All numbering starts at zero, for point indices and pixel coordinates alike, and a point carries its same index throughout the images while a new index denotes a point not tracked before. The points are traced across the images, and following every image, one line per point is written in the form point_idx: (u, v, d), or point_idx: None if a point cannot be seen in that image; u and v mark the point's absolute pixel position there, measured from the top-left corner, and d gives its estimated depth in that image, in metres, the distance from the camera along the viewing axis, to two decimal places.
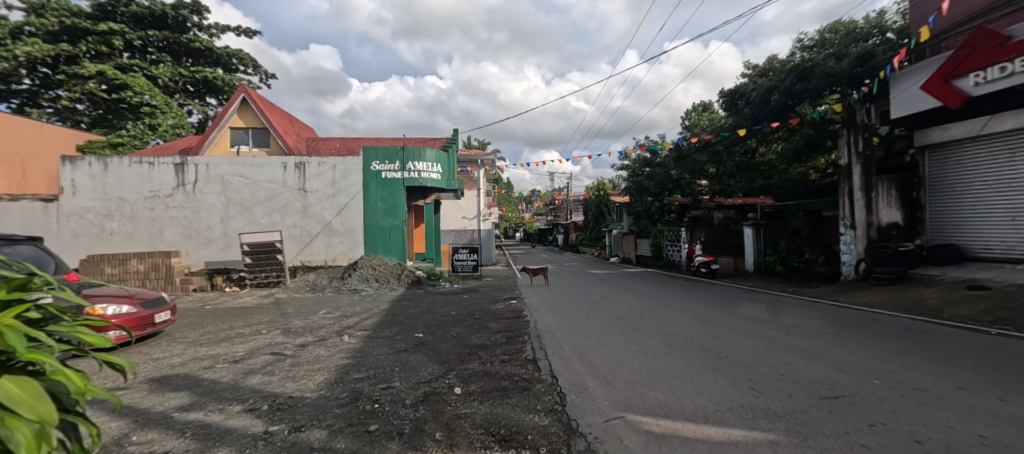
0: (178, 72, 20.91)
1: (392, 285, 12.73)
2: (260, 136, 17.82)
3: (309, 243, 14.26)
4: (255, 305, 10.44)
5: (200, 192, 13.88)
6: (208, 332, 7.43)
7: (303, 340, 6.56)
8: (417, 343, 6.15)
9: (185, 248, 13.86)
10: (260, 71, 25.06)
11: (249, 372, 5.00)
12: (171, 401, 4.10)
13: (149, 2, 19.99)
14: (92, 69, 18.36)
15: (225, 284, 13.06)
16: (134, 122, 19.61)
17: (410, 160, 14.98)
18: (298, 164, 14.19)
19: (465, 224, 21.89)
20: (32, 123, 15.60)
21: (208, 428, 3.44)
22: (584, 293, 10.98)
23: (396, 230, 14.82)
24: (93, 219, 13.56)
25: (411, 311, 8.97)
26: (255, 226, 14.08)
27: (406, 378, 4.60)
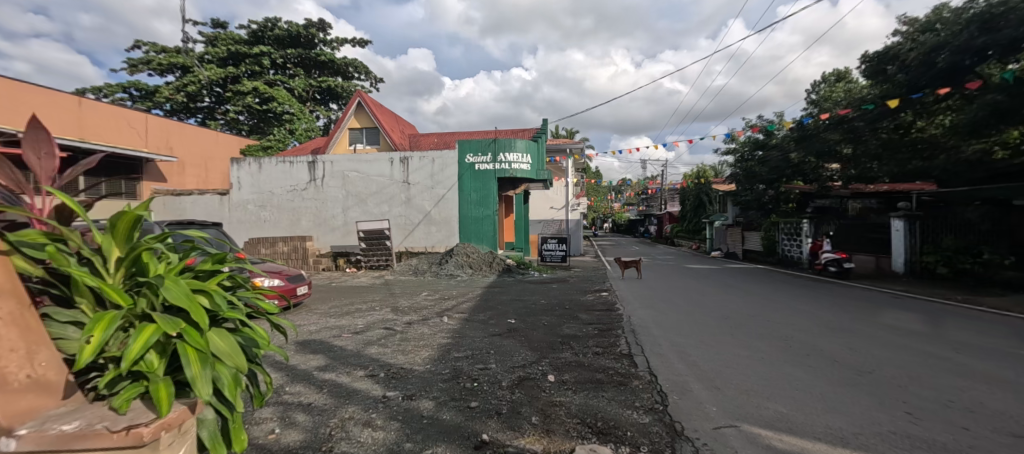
0: (309, 84, 23.78)
1: (484, 272, 13.22)
2: (372, 135, 19.54)
3: (411, 231, 15.35)
4: (368, 284, 11.54)
5: (326, 187, 15.63)
6: (335, 305, 8.38)
7: (409, 318, 7.12)
8: (509, 329, 6.33)
9: (316, 234, 15.72)
10: (371, 77, 27.49)
11: (368, 343, 5.56)
12: (311, 361, 4.78)
13: (288, 25, 23.10)
14: (249, 86, 21.48)
15: (346, 265, 14.63)
16: (279, 128, 22.39)
17: (501, 152, 15.29)
18: (403, 159, 15.29)
19: (554, 214, 21.88)
20: (209, 133, 18.53)
21: (339, 387, 4.01)
22: (683, 288, 10.37)
23: (488, 220, 15.18)
24: (252, 209, 16.01)
25: (502, 297, 9.28)
26: (368, 216, 15.46)
27: (501, 361, 4.75)
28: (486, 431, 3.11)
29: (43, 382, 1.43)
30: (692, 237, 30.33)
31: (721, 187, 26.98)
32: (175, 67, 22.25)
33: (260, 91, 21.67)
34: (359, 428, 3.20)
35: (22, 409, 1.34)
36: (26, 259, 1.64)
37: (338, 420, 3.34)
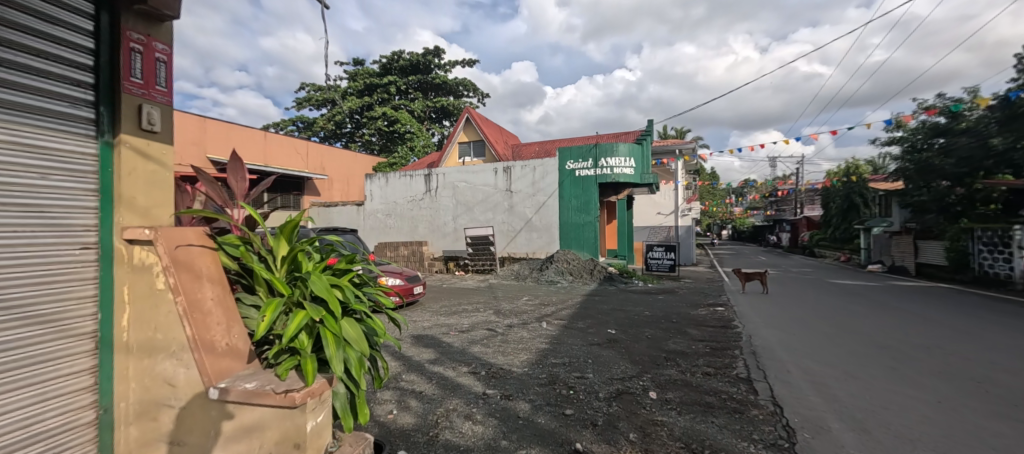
0: (427, 105, 25.95)
1: (585, 279, 12.99)
2: (479, 148, 20.57)
3: (513, 237, 15.72)
4: (475, 287, 12.10)
5: (439, 197, 16.79)
6: (446, 306, 8.94)
7: (510, 321, 7.26)
8: (609, 339, 6.08)
9: (431, 240, 16.95)
10: (479, 93, 29.03)
11: (472, 341, 5.79)
12: (423, 353, 5.15)
13: (410, 55, 25.70)
14: (378, 111, 24.16)
15: (456, 269, 15.58)
16: (401, 147, 24.61)
17: (603, 157, 14.93)
18: (506, 168, 15.78)
19: (662, 220, 20.76)
20: (349, 153, 21.00)
21: (446, 380, 4.23)
22: (818, 308, 9.02)
23: (588, 226, 14.84)
24: (380, 218, 17.88)
25: (603, 306, 9.00)
26: (474, 223, 16.22)
27: (598, 371, 4.57)
28: (580, 440, 3.01)
29: (240, 350, 1.98)
30: (838, 247, 26.06)
31: (886, 187, 22.86)
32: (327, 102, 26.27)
33: (387, 115, 24.22)
34: (461, 420, 3.34)
35: (222, 368, 1.87)
36: (226, 255, 2.19)
37: (444, 409, 3.54)
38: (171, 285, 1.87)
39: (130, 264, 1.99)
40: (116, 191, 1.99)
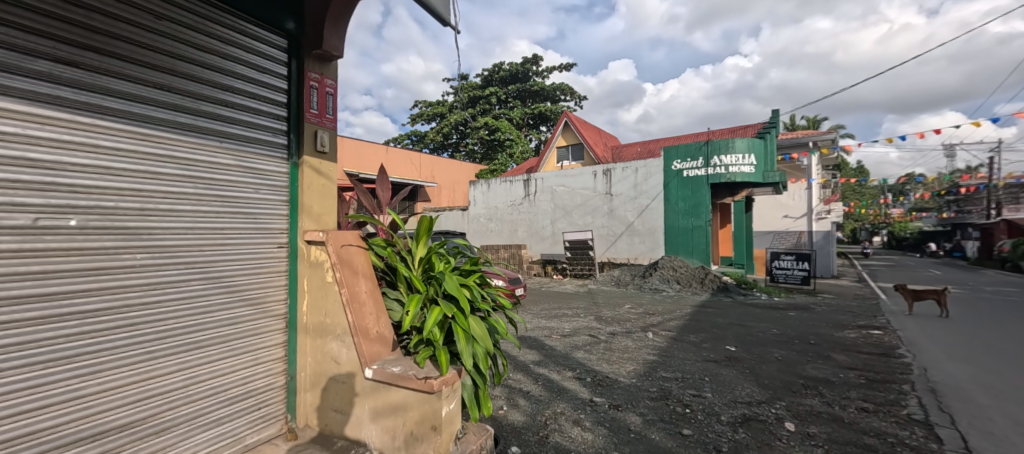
0: (525, 112, 26.57)
1: (695, 289, 12.05)
2: (577, 151, 20.40)
3: (614, 241, 15.23)
4: (574, 292, 11.94)
5: (538, 201, 16.98)
6: (545, 308, 9.03)
7: (613, 329, 7.00)
8: (728, 356, 5.54)
9: (529, 243, 17.17)
10: (577, 96, 28.90)
11: (575, 346, 5.69)
12: (527, 355, 5.25)
13: (511, 65, 27.24)
14: (480, 121, 25.27)
15: (553, 272, 15.72)
16: (502, 154, 25.31)
17: (715, 155, 13.73)
18: (606, 171, 15.38)
19: (789, 224, 18.54)
20: (455, 162, 22.32)
21: (552, 383, 4.26)
22: (1023, 337, 7.15)
23: (699, 230, 13.64)
24: (483, 222, 18.62)
25: (719, 320, 8.21)
26: (573, 227, 16.06)
27: (718, 392, 4.16)
28: None
29: (385, 338, 2.71)
30: None
31: None
32: (437, 115, 28.34)
33: (488, 124, 25.17)
34: (569, 425, 3.37)
35: (375, 353, 2.60)
36: (375, 255, 3.23)
37: (552, 412, 3.60)
38: (337, 278, 2.64)
39: (309, 260, 2.82)
40: (301, 203, 2.88)
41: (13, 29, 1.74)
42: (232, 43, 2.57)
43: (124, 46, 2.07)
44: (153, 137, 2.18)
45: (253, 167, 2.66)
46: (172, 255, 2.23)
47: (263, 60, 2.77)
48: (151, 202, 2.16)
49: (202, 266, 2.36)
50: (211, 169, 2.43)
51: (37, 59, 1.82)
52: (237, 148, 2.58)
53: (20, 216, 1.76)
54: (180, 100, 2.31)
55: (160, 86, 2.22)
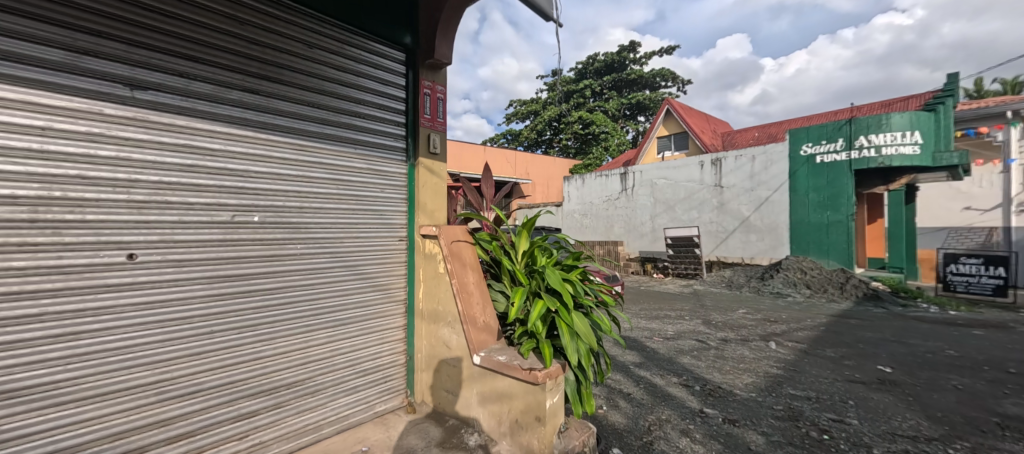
0: (621, 103, 25.71)
1: (831, 297, 10.37)
2: (681, 139, 19.09)
3: (725, 239, 13.97)
4: (677, 293, 11.14)
5: (637, 195, 16.23)
6: (643, 308, 8.63)
7: (724, 335, 6.40)
8: (880, 379, 4.68)
9: (627, 240, 16.54)
10: (679, 82, 27.24)
11: (680, 351, 5.30)
12: (627, 355, 5.06)
13: (605, 56, 26.98)
14: (574, 115, 24.95)
15: (653, 271, 15.02)
16: (597, 148, 24.65)
17: (861, 134, 11.60)
18: (716, 160, 14.07)
19: (970, 218, 15.63)
20: (548, 158, 22.39)
21: (655, 388, 4.01)
22: None
23: (836, 226, 11.88)
24: (578, 217, 18.39)
25: (866, 334, 6.98)
26: (677, 222, 15.12)
27: (869, 420, 3.53)
28: None
29: (490, 328, 3.06)
30: None
31: None
32: (531, 113, 28.67)
33: (583, 118, 24.68)
34: (676, 433, 3.14)
35: (480, 340, 2.94)
36: (482, 248, 3.47)
37: (656, 417, 3.39)
38: (450, 269, 3.08)
39: (424, 252, 3.34)
40: (418, 199, 3.43)
41: (216, 68, 2.43)
42: (363, 62, 3.17)
43: (288, 74, 2.73)
44: (311, 148, 2.84)
45: (379, 170, 3.26)
46: (321, 246, 2.88)
47: (386, 74, 3.33)
48: (308, 203, 2.81)
49: (343, 254, 2.99)
50: (348, 174, 3.05)
51: (231, 90, 2.49)
52: (367, 153, 3.18)
53: (224, 212, 2.45)
54: (326, 115, 2.94)
55: (312, 103, 2.85)
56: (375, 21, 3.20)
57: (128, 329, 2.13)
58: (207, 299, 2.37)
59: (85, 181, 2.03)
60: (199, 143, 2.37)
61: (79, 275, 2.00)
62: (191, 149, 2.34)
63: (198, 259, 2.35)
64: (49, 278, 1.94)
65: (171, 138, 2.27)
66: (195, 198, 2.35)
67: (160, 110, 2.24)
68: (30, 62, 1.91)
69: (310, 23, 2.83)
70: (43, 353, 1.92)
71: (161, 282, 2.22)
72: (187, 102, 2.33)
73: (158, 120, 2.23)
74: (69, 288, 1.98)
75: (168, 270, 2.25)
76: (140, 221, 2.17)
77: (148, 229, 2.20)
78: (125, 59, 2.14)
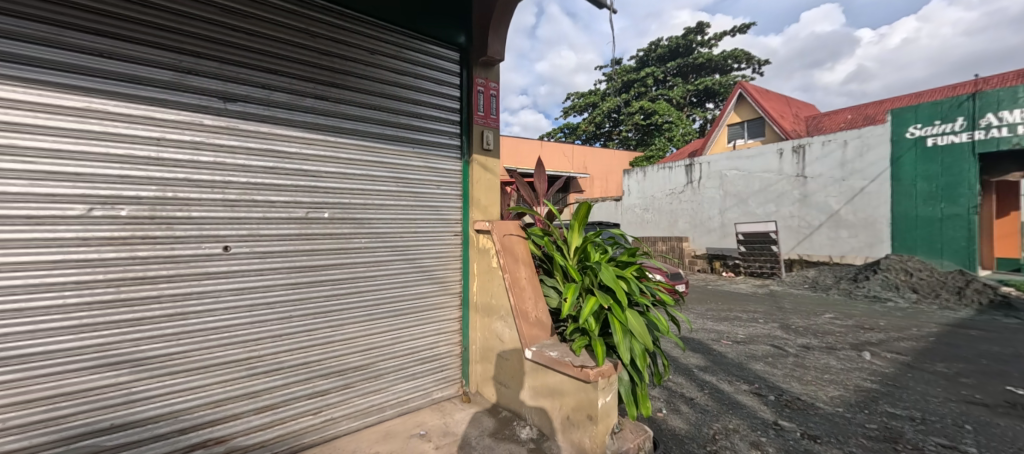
0: (687, 90, 24.59)
1: (948, 305, 8.88)
2: (756, 126, 17.70)
3: (809, 235, 12.59)
4: (750, 293, 10.41)
5: (703, 188, 15.38)
6: (710, 308, 8.19)
7: (806, 342, 5.86)
8: (1008, 402, 3.98)
9: (692, 236, 15.81)
10: (754, 64, 25.43)
11: (752, 357, 4.94)
12: (691, 358, 4.81)
13: (669, 41, 26.44)
14: (635, 106, 24.22)
15: (722, 269, 14.04)
16: (659, 138, 23.70)
17: (987, 111, 9.90)
18: (797, 148, 12.68)
19: None
20: (607, 151, 21.83)
21: (722, 394, 3.76)
22: None
23: (953, 220, 10.28)
24: (637, 212, 17.92)
25: (985, 348, 6.05)
26: (750, 216, 14.03)
27: (990, 448, 3.02)
28: None
29: (542, 323, 3.00)
30: None
31: None
32: (590, 105, 28.18)
33: (644, 108, 23.94)
34: (745, 446, 2.90)
35: (532, 335, 2.89)
36: (533, 245, 3.41)
37: (722, 426, 3.17)
38: (501, 264, 3.05)
39: (477, 247, 3.34)
40: (472, 196, 3.45)
41: (293, 78, 2.63)
42: (422, 64, 3.25)
43: (355, 80, 2.89)
44: (374, 148, 2.97)
45: (436, 167, 3.31)
46: (383, 241, 3.00)
47: (443, 75, 3.38)
48: (372, 200, 2.95)
49: (403, 248, 3.10)
50: (408, 171, 3.14)
51: (305, 98, 2.68)
52: (424, 152, 3.24)
53: (299, 209, 2.65)
54: (389, 117, 3.06)
55: (376, 107, 2.99)
56: (432, 22, 3.25)
57: (221, 315, 2.39)
58: (285, 287, 2.59)
59: (191, 183, 2.32)
60: (279, 147, 2.59)
61: (187, 263, 2.30)
62: (270, 153, 2.56)
63: (281, 252, 2.58)
64: (164, 266, 2.24)
65: (256, 143, 2.51)
66: (277, 197, 2.58)
67: (247, 119, 2.48)
68: (145, 83, 2.20)
69: (373, 32, 2.98)
70: (160, 330, 2.23)
71: (250, 272, 2.48)
72: (269, 111, 2.55)
73: (246, 128, 2.47)
74: (179, 275, 2.28)
75: (255, 261, 2.50)
76: (233, 218, 2.44)
77: (239, 226, 2.46)
78: (217, 75, 2.39)
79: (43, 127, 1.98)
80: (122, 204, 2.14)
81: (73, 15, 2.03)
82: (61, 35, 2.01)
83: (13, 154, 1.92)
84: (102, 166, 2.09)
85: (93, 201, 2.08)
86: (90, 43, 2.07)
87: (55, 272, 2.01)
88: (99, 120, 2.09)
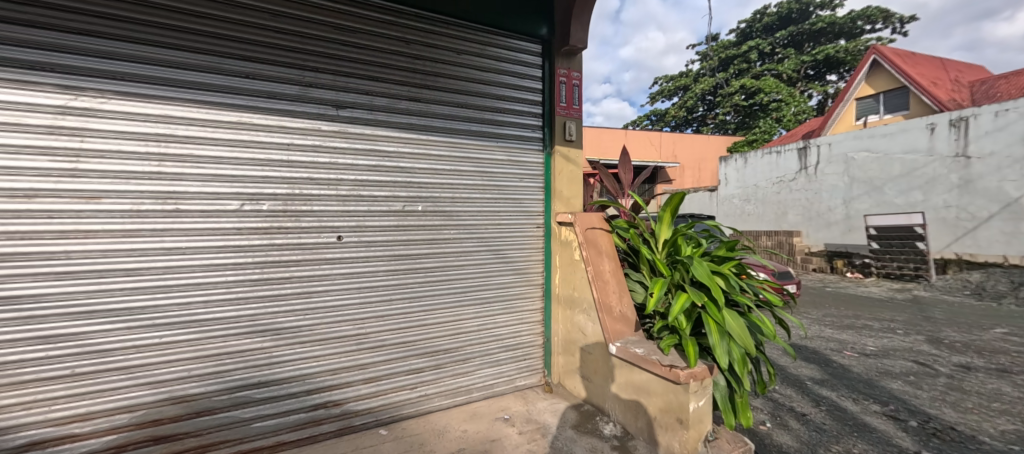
0: (801, 61, 21.95)
1: None
2: (896, 98, 14.99)
3: (974, 228, 10.11)
4: (886, 298, 8.92)
5: (823, 174, 13.49)
6: (830, 314, 7.23)
7: (964, 361, 4.85)
8: None
9: (805, 230, 14.08)
10: (891, 24, 21.75)
11: (887, 373, 4.24)
12: (804, 369, 4.29)
13: (779, 8, 24.15)
14: (735, 85, 22.23)
15: (845, 269, 12.09)
16: (765, 120, 21.43)
17: None
18: (957, 121, 10.40)
19: None
20: (700, 136, 20.38)
21: (844, 412, 3.29)
22: None
23: None
24: (737, 204, 16.55)
25: None
26: (887, 207, 11.85)
27: None
28: None
29: (628, 318, 2.83)
30: None
31: None
32: (680, 88, 26.47)
33: (747, 86, 21.89)
34: None
35: (616, 330, 2.76)
36: (618, 236, 3.24)
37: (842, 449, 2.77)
38: (584, 256, 2.96)
39: (559, 239, 3.28)
40: (555, 188, 3.36)
41: (391, 84, 2.83)
42: (508, 59, 3.28)
43: (445, 81, 3.02)
44: (460, 143, 3.07)
45: (517, 160, 3.31)
46: (469, 232, 3.09)
47: (529, 69, 3.38)
48: (458, 194, 3.06)
49: (488, 240, 3.17)
50: (491, 165, 3.19)
51: (400, 100, 2.86)
52: (507, 145, 3.26)
53: (396, 203, 2.84)
54: (476, 113, 3.14)
55: (465, 105, 3.10)
56: (518, 17, 3.25)
57: (338, 296, 2.67)
58: (388, 273, 2.81)
59: (314, 182, 2.61)
60: (381, 147, 2.80)
61: (311, 249, 2.60)
62: (372, 153, 2.77)
63: (383, 241, 2.80)
64: (297, 252, 2.56)
65: (363, 145, 2.74)
66: (379, 192, 2.79)
67: (356, 123, 2.72)
68: (279, 98, 2.51)
69: (459, 32, 3.08)
70: (292, 305, 2.55)
71: (358, 259, 2.72)
72: (373, 115, 2.78)
73: (357, 132, 2.72)
74: (305, 260, 2.58)
75: (362, 249, 2.74)
76: (347, 212, 2.70)
77: (349, 218, 2.71)
78: (331, 86, 2.65)
79: (209, 139, 2.35)
80: (263, 199, 2.48)
81: (221, 45, 2.38)
82: (222, 63, 2.38)
83: (196, 163, 2.33)
84: (249, 168, 2.45)
85: (244, 198, 2.44)
86: (242, 68, 2.42)
87: (222, 256, 2.40)
88: (248, 130, 2.44)
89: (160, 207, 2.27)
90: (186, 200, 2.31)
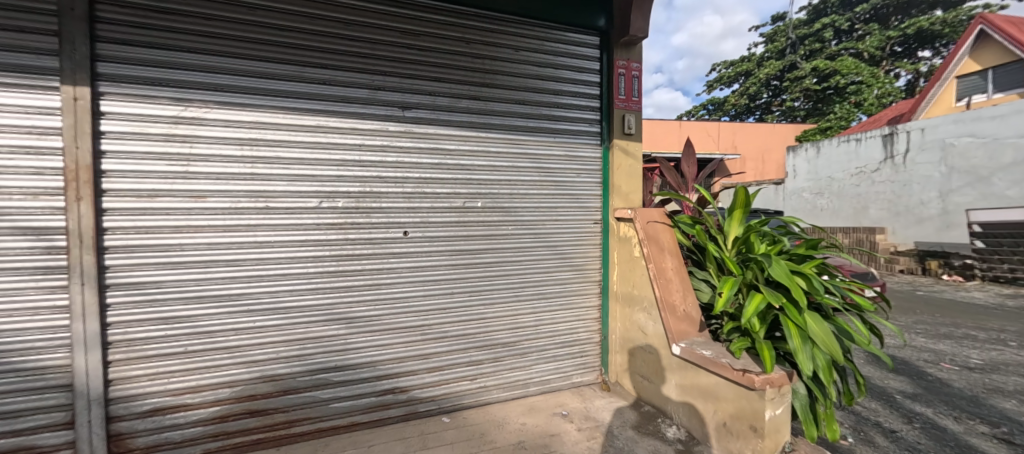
0: (886, 37, 19.85)
1: None
2: (1008, 74, 13.12)
3: None
4: (991, 305, 7.93)
5: (913, 163, 12.15)
6: (922, 321, 6.58)
7: None
8: None
9: (891, 227, 12.84)
10: None
11: (997, 390, 3.84)
12: (892, 381, 4.02)
13: None
14: (806, 67, 20.59)
15: (941, 271, 10.66)
16: (840, 104, 19.65)
17: None
18: None
19: None
20: (764, 125, 19.09)
21: (943, 431, 3.08)
22: None
23: None
24: (808, 198, 15.47)
25: None
26: (996, 200, 10.33)
27: None
28: None
29: (692, 318, 2.83)
30: None
31: None
32: (742, 74, 24.96)
33: (819, 68, 20.15)
34: None
35: (681, 331, 2.78)
36: (681, 233, 3.28)
37: None
38: (645, 253, 3.02)
39: (617, 235, 3.37)
40: (612, 183, 3.43)
41: (453, 84, 3.05)
42: (563, 54, 3.37)
43: (501, 78, 3.19)
44: (517, 140, 3.22)
45: (576, 156, 3.42)
46: (527, 228, 3.26)
47: (585, 62, 3.45)
48: (514, 191, 3.22)
49: (545, 235, 3.32)
50: (550, 162, 3.33)
51: (461, 99, 3.07)
52: (563, 143, 3.37)
53: (457, 199, 3.07)
54: (531, 110, 3.28)
55: (520, 102, 3.24)
56: (574, 13, 3.34)
57: (404, 288, 2.93)
58: (449, 267, 3.04)
59: (384, 181, 2.88)
60: (444, 146, 3.03)
61: (378, 244, 2.87)
62: (435, 151, 3.00)
63: (443, 236, 3.03)
64: (365, 248, 2.84)
65: (426, 144, 2.98)
66: (442, 189, 3.03)
67: (420, 123, 2.96)
68: (351, 101, 2.79)
69: (515, 33, 3.22)
70: (364, 295, 2.84)
71: (421, 253, 2.98)
72: (436, 114, 3.00)
73: (420, 131, 2.96)
74: (372, 257, 2.86)
75: (425, 243, 2.98)
76: (411, 209, 2.95)
77: (413, 214, 2.96)
78: (399, 88, 2.91)
79: (291, 141, 2.66)
80: (339, 197, 2.77)
81: (304, 56, 2.69)
82: (303, 71, 2.68)
83: (281, 165, 2.65)
84: (326, 169, 2.75)
85: (321, 196, 2.74)
86: (320, 75, 2.72)
87: (303, 249, 2.71)
88: (325, 133, 2.74)
89: (253, 205, 2.61)
90: (274, 198, 2.64)
